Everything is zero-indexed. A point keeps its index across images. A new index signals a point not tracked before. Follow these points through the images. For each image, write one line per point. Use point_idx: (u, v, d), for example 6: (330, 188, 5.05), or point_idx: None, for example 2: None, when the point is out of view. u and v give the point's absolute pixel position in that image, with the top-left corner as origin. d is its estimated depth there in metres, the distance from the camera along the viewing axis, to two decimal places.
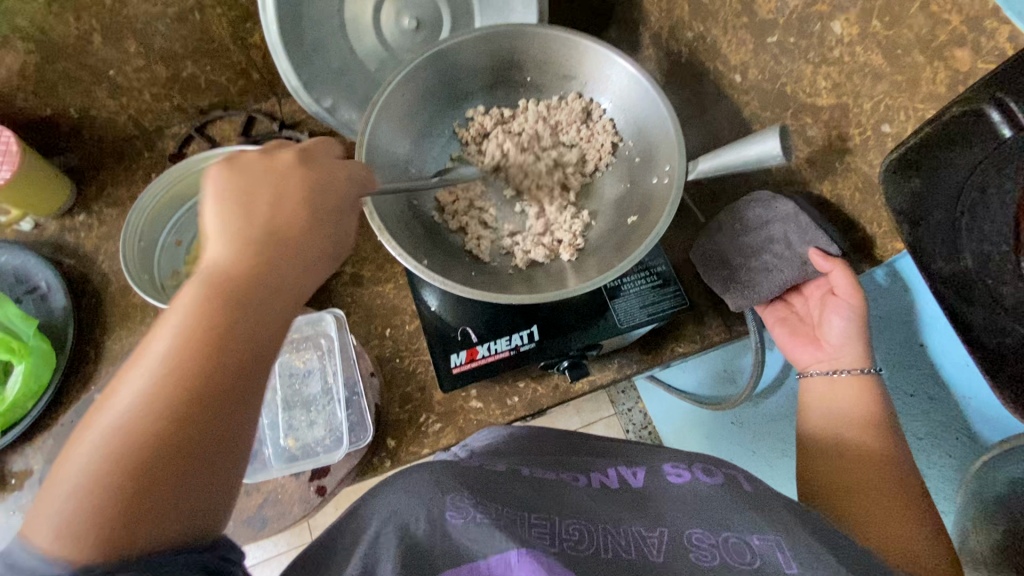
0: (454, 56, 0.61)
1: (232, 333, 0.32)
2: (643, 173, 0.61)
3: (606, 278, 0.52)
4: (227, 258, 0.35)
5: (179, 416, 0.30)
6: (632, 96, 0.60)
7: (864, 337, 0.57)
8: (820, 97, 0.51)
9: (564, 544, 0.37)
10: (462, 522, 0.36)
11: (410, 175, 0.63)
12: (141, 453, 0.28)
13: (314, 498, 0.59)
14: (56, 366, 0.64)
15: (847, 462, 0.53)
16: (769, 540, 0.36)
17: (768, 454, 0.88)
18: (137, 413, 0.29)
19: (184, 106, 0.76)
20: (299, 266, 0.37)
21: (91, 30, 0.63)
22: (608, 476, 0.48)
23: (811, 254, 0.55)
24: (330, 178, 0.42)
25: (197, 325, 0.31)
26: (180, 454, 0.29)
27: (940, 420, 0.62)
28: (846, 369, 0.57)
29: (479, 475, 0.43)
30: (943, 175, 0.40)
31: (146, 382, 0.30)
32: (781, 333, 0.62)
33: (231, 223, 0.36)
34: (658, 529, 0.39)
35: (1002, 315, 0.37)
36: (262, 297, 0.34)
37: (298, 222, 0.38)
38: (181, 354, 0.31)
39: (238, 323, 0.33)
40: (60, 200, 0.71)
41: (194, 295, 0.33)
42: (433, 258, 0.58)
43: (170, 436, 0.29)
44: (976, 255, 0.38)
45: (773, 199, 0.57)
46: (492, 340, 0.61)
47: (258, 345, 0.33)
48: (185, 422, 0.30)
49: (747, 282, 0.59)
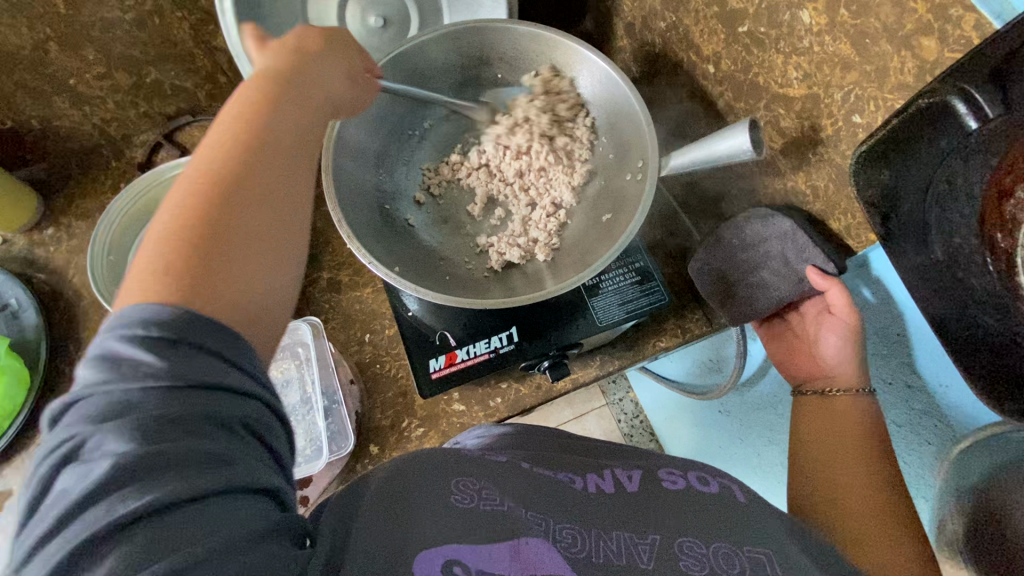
0: (421, 56, 0.59)
1: (282, 126, 0.36)
2: (616, 170, 0.60)
3: (582, 278, 0.51)
4: (270, 72, 0.38)
5: (250, 169, 0.33)
6: (602, 90, 0.59)
7: (859, 356, 0.58)
8: (792, 87, 0.50)
9: (557, 544, 0.35)
10: (468, 505, 0.36)
11: (381, 180, 0.61)
12: (224, 185, 0.32)
13: (297, 508, 0.59)
14: (30, 386, 0.63)
15: (830, 464, 0.54)
16: (759, 553, 0.37)
17: (757, 442, 0.88)
18: (220, 160, 0.33)
19: (150, 113, 0.74)
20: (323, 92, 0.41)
21: (46, 39, 0.60)
22: (604, 479, 0.44)
23: (809, 272, 0.55)
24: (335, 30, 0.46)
25: (258, 106, 0.36)
26: (254, 196, 0.33)
27: (918, 411, 0.63)
28: (838, 388, 0.58)
29: (476, 466, 0.41)
30: (912, 167, 0.40)
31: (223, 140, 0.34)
32: (781, 350, 0.65)
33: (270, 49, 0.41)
34: (650, 535, 0.38)
35: (971, 307, 0.37)
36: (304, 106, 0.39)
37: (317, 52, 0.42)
38: (240, 128, 0.34)
39: (288, 119, 0.37)
40: (28, 214, 0.70)
41: (253, 90, 0.37)
42: (405, 264, 0.56)
43: (244, 180, 0.32)
44: (944, 247, 0.38)
45: (769, 215, 0.57)
46: (471, 343, 0.60)
47: (303, 140, 0.37)
48: (251, 180, 0.33)
49: (745, 299, 0.60)
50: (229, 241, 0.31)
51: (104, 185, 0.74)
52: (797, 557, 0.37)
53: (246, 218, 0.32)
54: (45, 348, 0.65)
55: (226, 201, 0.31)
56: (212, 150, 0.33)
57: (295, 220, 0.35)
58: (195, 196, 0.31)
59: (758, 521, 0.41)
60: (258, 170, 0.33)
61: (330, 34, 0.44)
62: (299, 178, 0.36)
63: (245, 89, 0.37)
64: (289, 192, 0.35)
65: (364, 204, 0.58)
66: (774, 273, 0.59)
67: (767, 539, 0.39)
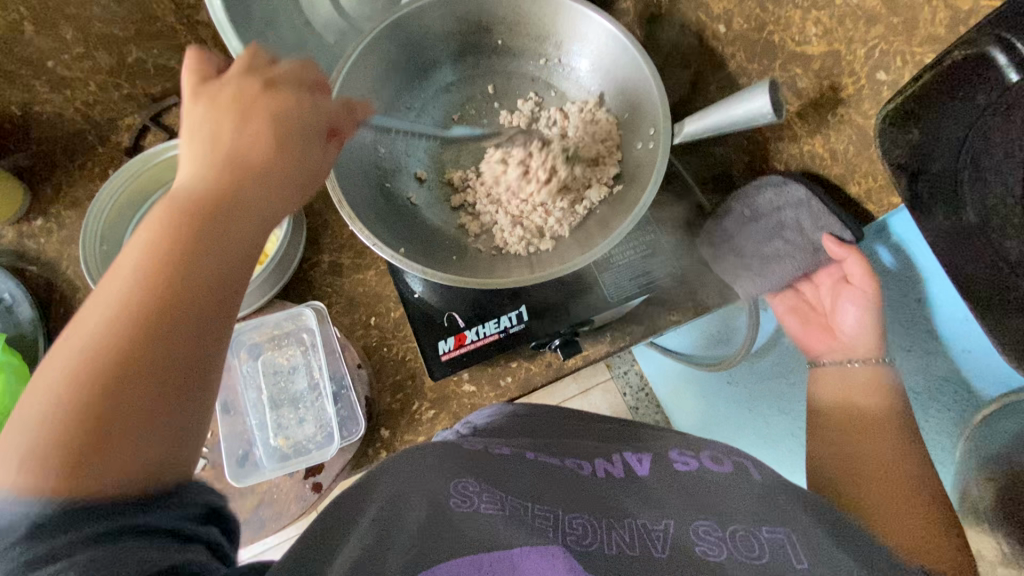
0: (419, 20, 0.56)
1: (189, 272, 0.29)
2: (628, 137, 0.58)
3: (594, 256, 0.49)
4: (191, 184, 0.32)
5: (136, 341, 0.26)
6: (611, 54, 0.56)
7: (877, 327, 0.61)
8: (810, 45, 0.48)
9: (569, 538, 0.35)
10: (468, 509, 0.35)
11: (380, 157, 0.59)
12: (101, 370, 0.25)
13: (310, 494, 0.58)
14: (30, 381, 0.61)
15: (853, 451, 0.53)
16: (778, 533, 0.36)
17: (765, 412, 0.91)
18: (99, 333, 0.26)
19: (135, 94, 0.71)
20: (270, 194, 0.34)
21: (20, 18, 0.57)
22: (613, 464, 0.45)
23: (825, 240, 0.56)
24: (302, 101, 0.38)
25: (156, 247, 0.28)
26: (134, 377, 0.26)
27: (938, 376, 0.70)
28: (857, 358, 0.61)
29: (482, 459, 0.41)
30: (949, 120, 0.39)
31: (113, 299, 0.27)
32: (794, 324, 0.66)
33: (201, 145, 0.34)
34: (664, 521, 0.37)
35: (1008, 271, 0.38)
36: (224, 228, 0.31)
37: (262, 147, 0.34)
38: (137, 284, 0.27)
39: (201, 258, 0.29)
40: (14, 204, 0.66)
41: (159, 218, 0.30)
42: (411, 246, 0.55)
43: (126, 360, 0.26)
44: (978, 209, 0.39)
45: (783, 183, 0.56)
46: (480, 324, 0.59)
47: (222, 280, 0.30)
48: (142, 358, 0.26)
49: (757, 270, 0.61)
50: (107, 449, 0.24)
51: (91, 172, 0.71)
52: (814, 531, 0.36)
53: (134, 411, 0.25)
54: (43, 343, 0.63)
55: (112, 393, 0.25)
56: (93, 328, 0.26)
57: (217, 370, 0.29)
58: (75, 361, 0.25)
59: (774, 495, 0.40)
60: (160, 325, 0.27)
61: (283, 100, 0.36)
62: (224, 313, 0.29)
63: (157, 214, 0.30)
64: (202, 361, 0.28)
65: (364, 184, 0.55)
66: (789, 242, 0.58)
67: (785, 517, 0.37)
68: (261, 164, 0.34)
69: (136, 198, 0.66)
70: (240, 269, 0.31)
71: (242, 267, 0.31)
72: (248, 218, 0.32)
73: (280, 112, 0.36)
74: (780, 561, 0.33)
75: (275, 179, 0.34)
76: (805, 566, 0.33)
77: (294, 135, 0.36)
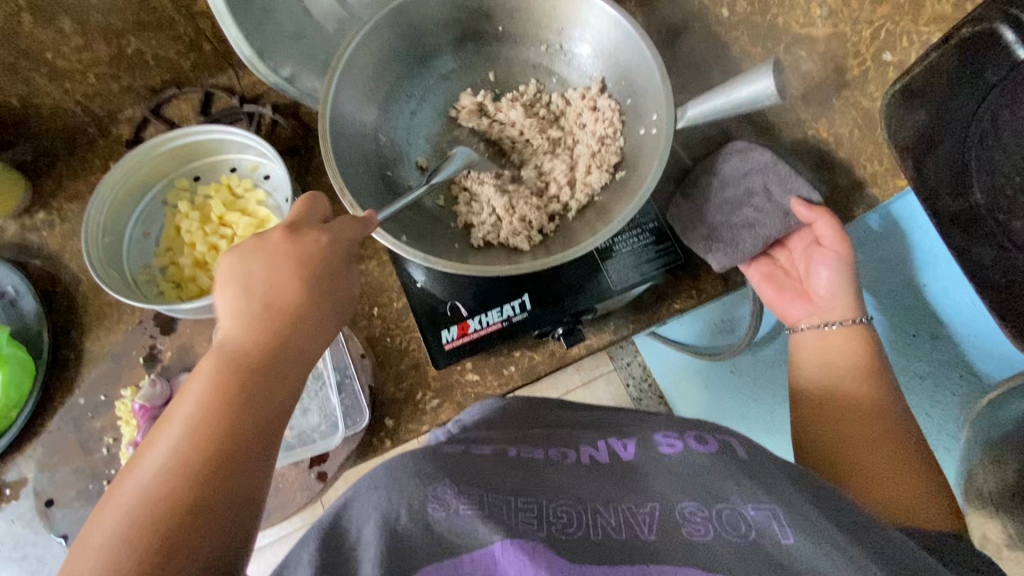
0: (419, 7, 0.56)
1: (243, 414, 0.32)
2: (630, 124, 0.57)
3: (596, 243, 0.48)
4: (234, 336, 0.35)
5: (195, 478, 0.29)
6: (613, 40, 0.56)
7: (851, 286, 0.57)
8: (816, 26, 0.48)
9: (552, 527, 0.35)
10: (444, 515, 0.34)
11: (381, 146, 0.58)
12: (163, 508, 0.28)
13: (316, 483, 0.59)
14: (37, 374, 0.62)
15: (843, 422, 0.52)
16: (765, 509, 0.35)
17: (770, 401, 0.92)
18: (163, 473, 0.29)
19: (135, 86, 0.70)
20: (307, 335, 0.38)
21: (18, 9, 0.57)
22: (597, 450, 0.45)
23: (795, 204, 0.53)
24: (328, 241, 0.41)
25: (214, 396, 0.32)
26: (193, 511, 0.28)
27: (942, 361, 0.72)
28: (836, 320, 0.56)
29: (459, 462, 0.41)
30: (953, 104, 0.39)
31: (177, 441, 0.30)
32: (769, 291, 0.60)
33: (236, 299, 0.37)
34: (649, 504, 0.38)
35: (1012, 249, 0.38)
36: (269, 377, 0.34)
37: (297, 299, 0.38)
38: (200, 422, 0.31)
39: (251, 401, 0.33)
40: (16, 198, 0.66)
41: (210, 372, 0.33)
42: (413, 233, 0.54)
43: (186, 494, 0.29)
44: (986, 191, 0.39)
45: (748, 149, 0.56)
46: (483, 313, 0.59)
47: (270, 418, 0.33)
48: (205, 493, 0.29)
49: (730, 240, 0.54)
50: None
51: (93, 166, 0.71)
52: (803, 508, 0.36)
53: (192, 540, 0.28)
54: (47, 336, 0.63)
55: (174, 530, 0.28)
56: (159, 467, 0.29)
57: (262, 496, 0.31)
58: (141, 498, 0.28)
59: (762, 472, 0.40)
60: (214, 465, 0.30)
61: (313, 246, 0.40)
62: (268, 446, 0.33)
63: (207, 369, 0.34)
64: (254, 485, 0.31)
65: (365, 172, 0.55)
66: (758, 209, 0.55)
67: (779, 494, 0.37)
68: (298, 313, 0.38)
69: (138, 190, 0.66)
70: (283, 410, 0.34)
71: (284, 408, 0.34)
72: (288, 359, 0.36)
73: (305, 253, 0.39)
74: (768, 539, 0.34)
75: (310, 327, 0.38)
76: (791, 541, 0.33)
77: (320, 278, 0.39)
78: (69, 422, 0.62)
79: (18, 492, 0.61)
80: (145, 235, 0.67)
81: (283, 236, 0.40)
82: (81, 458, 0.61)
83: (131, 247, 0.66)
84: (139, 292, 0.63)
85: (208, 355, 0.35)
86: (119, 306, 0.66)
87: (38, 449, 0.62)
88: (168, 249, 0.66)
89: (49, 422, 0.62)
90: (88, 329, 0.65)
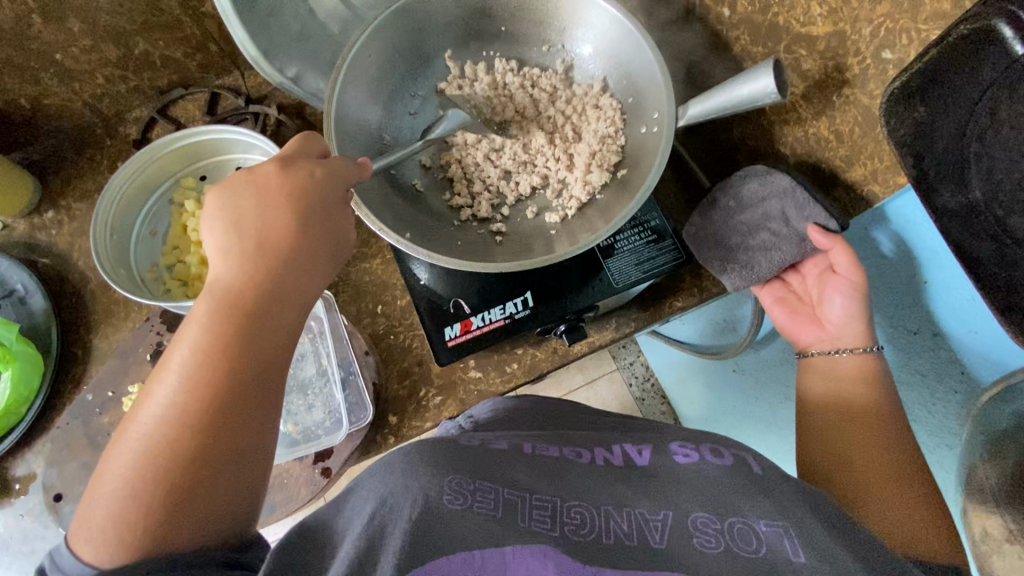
0: (423, 7, 0.57)
1: (236, 350, 0.35)
2: (630, 123, 0.58)
3: (598, 239, 0.49)
4: (227, 277, 0.37)
5: (216, 396, 0.34)
6: (613, 39, 0.56)
7: (864, 316, 0.58)
8: (816, 25, 0.49)
9: (566, 529, 0.36)
10: (462, 507, 0.35)
11: (385, 144, 0.59)
12: (204, 414, 0.33)
13: (320, 479, 0.60)
14: (45, 370, 0.63)
15: (850, 435, 0.52)
16: (777, 526, 0.36)
17: (771, 400, 0.91)
18: (183, 395, 0.33)
19: (143, 87, 0.71)
20: (300, 267, 0.39)
21: (30, 11, 0.57)
22: (613, 453, 0.45)
23: (810, 231, 0.54)
24: (312, 176, 0.40)
25: (210, 336, 0.35)
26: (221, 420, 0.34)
27: (945, 359, 0.72)
28: (847, 348, 0.57)
29: (471, 454, 0.40)
30: (951, 104, 0.42)
31: (180, 375, 0.34)
32: (780, 314, 0.61)
33: (228, 239, 0.38)
34: (662, 511, 0.38)
35: (1011, 246, 0.41)
36: (265, 313, 0.37)
37: (287, 232, 0.38)
38: (198, 366, 0.34)
39: (248, 341, 0.35)
40: (25, 198, 0.67)
41: (202, 315, 0.36)
42: (418, 228, 0.55)
43: (217, 412, 0.34)
44: (986, 186, 0.41)
45: (768, 173, 0.55)
46: (486, 310, 0.59)
47: (264, 358, 0.36)
48: (250, 411, 0.35)
49: (745, 262, 0.56)
50: (187, 488, 0.32)
51: (101, 165, 0.72)
52: (806, 523, 0.37)
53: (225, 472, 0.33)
54: (56, 333, 0.64)
55: (230, 445, 0.34)
56: (181, 399, 0.33)
57: (252, 436, 0.35)
58: (183, 413, 0.33)
59: (774, 488, 0.39)
60: (218, 401, 0.34)
61: (299, 181, 0.40)
62: (265, 379, 0.36)
63: (203, 303, 0.36)
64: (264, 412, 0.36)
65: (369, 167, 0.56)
66: (773, 234, 0.56)
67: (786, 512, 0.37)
68: (285, 248, 0.38)
69: (144, 189, 0.67)
70: (282, 339, 0.37)
71: (283, 339, 0.37)
72: (278, 292, 0.37)
73: (294, 186, 0.39)
74: (777, 556, 0.35)
75: (302, 255, 0.39)
76: (801, 560, 0.35)
77: (307, 205, 0.39)
78: (76, 417, 0.63)
79: (26, 486, 0.62)
80: (151, 233, 0.68)
81: (262, 178, 0.39)
82: (88, 453, 0.62)
83: (139, 245, 0.67)
84: (146, 289, 0.64)
85: (200, 301, 0.37)
86: (126, 303, 0.66)
87: (47, 444, 0.63)
88: (175, 247, 0.67)
89: (57, 418, 0.63)
90: (96, 326, 0.66)
